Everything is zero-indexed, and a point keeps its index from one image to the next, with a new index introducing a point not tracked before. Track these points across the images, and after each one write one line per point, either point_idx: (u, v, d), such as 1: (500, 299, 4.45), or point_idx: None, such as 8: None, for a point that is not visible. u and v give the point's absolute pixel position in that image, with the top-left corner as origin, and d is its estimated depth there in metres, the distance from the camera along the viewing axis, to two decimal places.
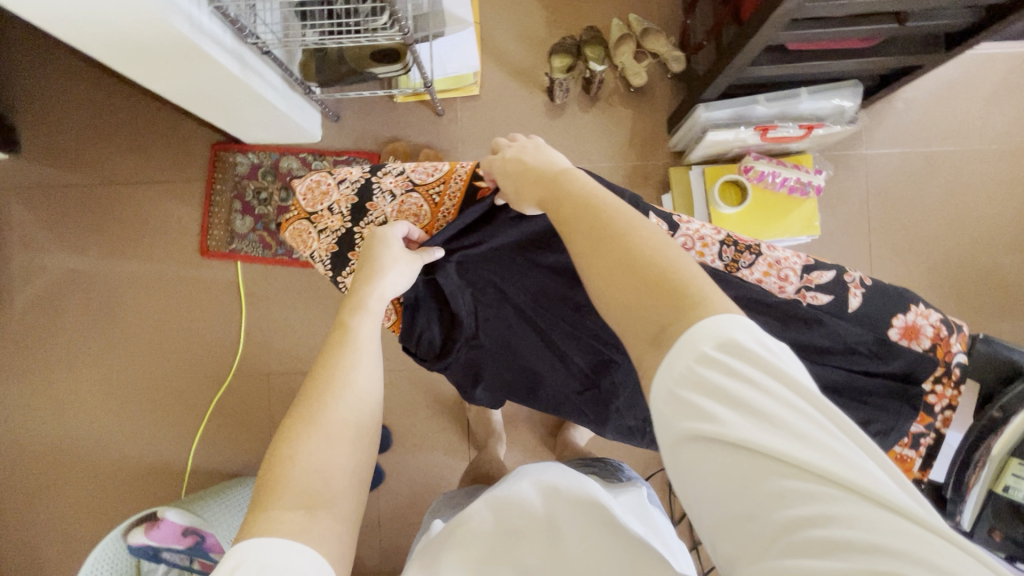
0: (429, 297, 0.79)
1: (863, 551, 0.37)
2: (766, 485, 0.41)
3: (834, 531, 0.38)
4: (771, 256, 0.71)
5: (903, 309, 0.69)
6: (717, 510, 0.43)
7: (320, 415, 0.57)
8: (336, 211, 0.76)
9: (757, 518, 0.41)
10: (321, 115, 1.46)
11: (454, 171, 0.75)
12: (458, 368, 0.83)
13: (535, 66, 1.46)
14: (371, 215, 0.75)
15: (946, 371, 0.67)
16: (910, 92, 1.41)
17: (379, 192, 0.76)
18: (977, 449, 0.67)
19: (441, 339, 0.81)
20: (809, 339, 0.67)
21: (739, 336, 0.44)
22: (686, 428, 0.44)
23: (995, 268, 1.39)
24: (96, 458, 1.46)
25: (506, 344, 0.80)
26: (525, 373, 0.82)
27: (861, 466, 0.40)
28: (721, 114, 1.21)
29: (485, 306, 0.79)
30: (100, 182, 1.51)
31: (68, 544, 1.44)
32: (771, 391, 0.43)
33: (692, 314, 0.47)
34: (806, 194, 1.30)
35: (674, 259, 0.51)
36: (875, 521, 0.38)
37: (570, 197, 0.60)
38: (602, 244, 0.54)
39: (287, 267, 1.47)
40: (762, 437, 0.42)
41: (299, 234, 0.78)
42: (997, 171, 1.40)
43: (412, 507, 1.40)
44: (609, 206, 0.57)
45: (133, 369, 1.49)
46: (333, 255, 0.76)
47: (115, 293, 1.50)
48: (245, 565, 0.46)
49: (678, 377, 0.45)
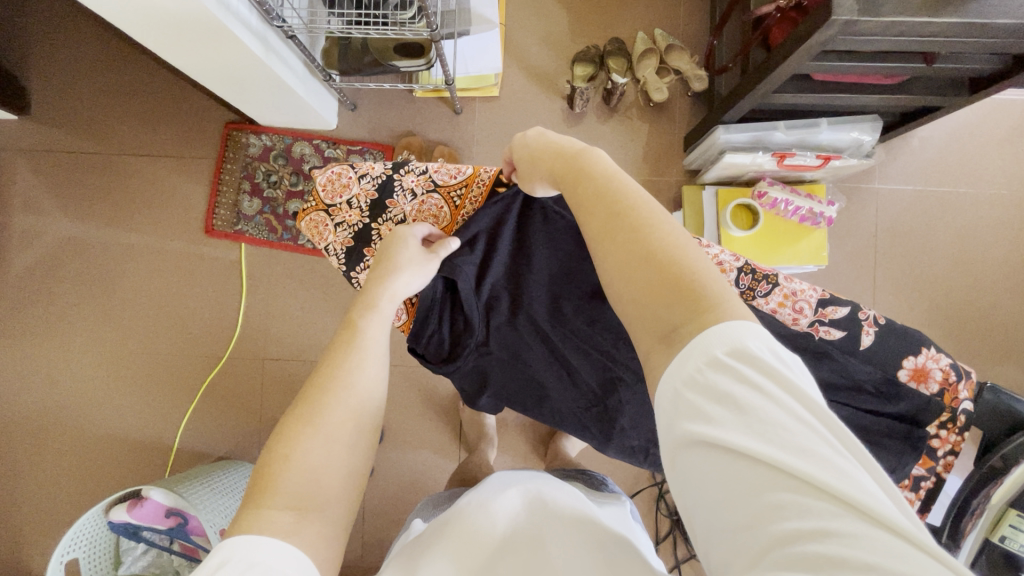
0: (441, 300, 0.78)
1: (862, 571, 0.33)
2: (763, 494, 0.39)
3: (833, 548, 0.35)
4: (788, 287, 0.71)
5: (914, 351, 0.69)
6: (711, 517, 0.41)
7: (320, 414, 0.56)
8: (354, 205, 0.76)
9: (752, 529, 0.38)
10: (338, 103, 1.45)
11: (477, 176, 0.76)
12: (465, 374, 0.83)
13: (557, 72, 1.46)
14: (390, 213, 0.76)
15: (952, 417, 0.67)
16: (926, 131, 1.42)
17: (400, 190, 0.76)
18: (977, 496, 0.67)
19: (450, 343, 0.80)
20: (819, 375, 0.67)
21: (750, 343, 0.43)
22: (686, 429, 0.43)
23: (997, 312, 1.40)
24: (82, 429, 1.44)
25: (514, 354, 0.80)
26: (532, 384, 0.81)
27: (870, 487, 0.37)
28: (739, 137, 1.20)
29: (497, 315, 0.78)
30: (110, 151, 1.50)
31: (46, 514, 1.42)
32: (778, 399, 0.41)
33: (705, 317, 0.46)
34: (817, 224, 1.30)
35: (691, 260, 0.52)
36: (880, 544, 0.34)
37: (587, 185, 0.60)
38: (620, 240, 0.54)
39: (291, 253, 1.46)
40: (763, 444, 0.40)
41: (315, 225, 0.77)
42: (1006, 216, 1.41)
43: (398, 504, 1.39)
44: (631, 204, 0.57)
45: (127, 343, 1.47)
46: (348, 249, 0.77)
47: (115, 264, 1.48)
48: (231, 563, 0.44)
49: (685, 380, 0.44)
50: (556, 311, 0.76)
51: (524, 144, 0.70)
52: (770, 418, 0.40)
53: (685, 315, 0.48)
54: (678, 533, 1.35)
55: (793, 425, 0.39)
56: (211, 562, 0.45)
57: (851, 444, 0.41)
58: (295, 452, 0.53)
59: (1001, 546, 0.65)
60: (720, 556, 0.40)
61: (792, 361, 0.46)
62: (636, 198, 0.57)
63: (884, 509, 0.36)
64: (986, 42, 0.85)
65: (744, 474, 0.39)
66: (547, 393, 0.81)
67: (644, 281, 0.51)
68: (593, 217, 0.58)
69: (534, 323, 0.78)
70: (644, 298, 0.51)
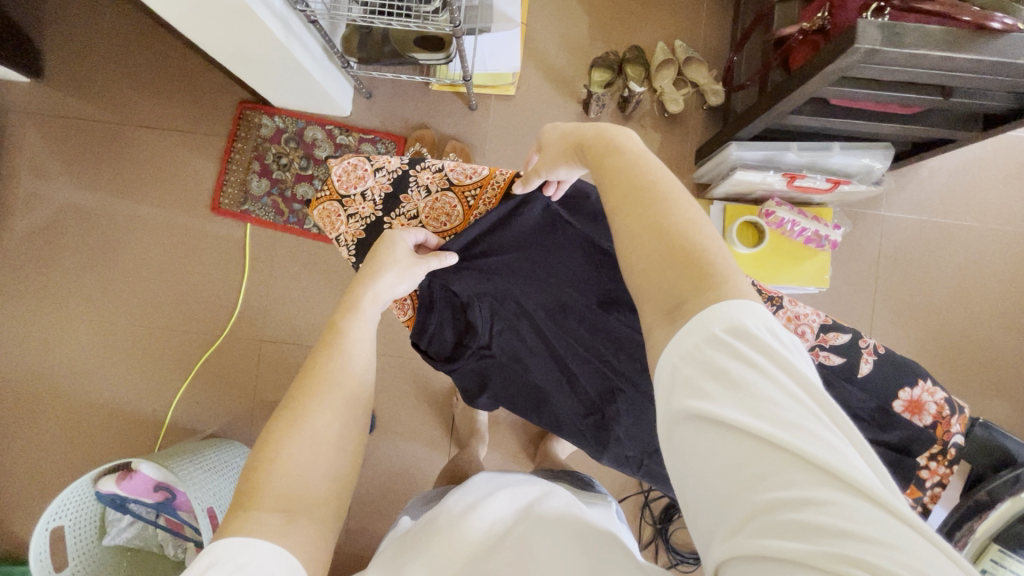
0: (444, 301, 0.79)
1: (838, 538, 0.35)
2: (752, 465, 0.39)
3: (811, 516, 0.36)
4: (792, 310, 0.72)
5: (910, 382, 0.69)
6: (700, 486, 0.42)
7: (307, 418, 0.57)
8: (368, 198, 0.76)
9: (736, 497, 0.39)
10: (353, 90, 1.45)
11: (492, 177, 0.76)
12: (465, 374, 0.84)
13: (575, 76, 1.46)
14: (403, 208, 0.77)
15: (942, 450, 0.68)
16: (936, 162, 1.43)
17: (414, 186, 0.77)
18: (960, 528, 0.68)
19: (453, 344, 0.82)
20: None
21: (749, 320, 0.44)
22: (681, 403, 0.43)
23: (991, 346, 1.41)
24: (74, 397, 1.44)
25: (516, 356, 0.80)
26: (531, 389, 0.82)
27: (855, 462, 0.38)
28: (752, 155, 1.21)
29: (500, 319, 0.79)
30: (121, 121, 1.49)
31: (33, 478, 1.42)
32: (773, 375, 0.41)
33: (709, 294, 0.47)
34: (822, 247, 1.31)
35: (708, 242, 0.52)
36: (860, 515, 0.35)
37: (615, 159, 0.59)
38: (640, 212, 0.54)
39: (295, 237, 1.46)
40: (756, 417, 0.40)
41: (328, 214, 0.77)
42: (1008, 252, 1.42)
43: (384, 494, 1.40)
44: (649, 189, 0.55)
45: (125, 314, 1.47)
46: (358, 242, 0.77)
47: (118, 235, 1.48)
48: (219, 565, 0.45)
49: (684, 355, 0.45)
50: (559, 314, 0.77)
51: (551, 137, 0.69)
52: (763, 394, 0.41)
53: (699, 292, 0.47)
54: (660, 543, 1.36)
55: (784, 400, 0.40)
56: (201, 562, 0.45)
57: (843, 421, 0.41)
58: (283, 455, 0.54)
59: None
60: (706, 525, 0.41)
61: (792, 340, 0.46)
62: (657, 184, 0.56)
63: (866, 482, 0.36)
64: (1004, 80, 0.85)
65: (733, 447, 0.40)
66: (546, 397, 0.81)
67: (662, 267, 0.51)
68: (613, 197, 0.57)
69: (537, 326, 0.78)
70: (656, 275, 0.51)
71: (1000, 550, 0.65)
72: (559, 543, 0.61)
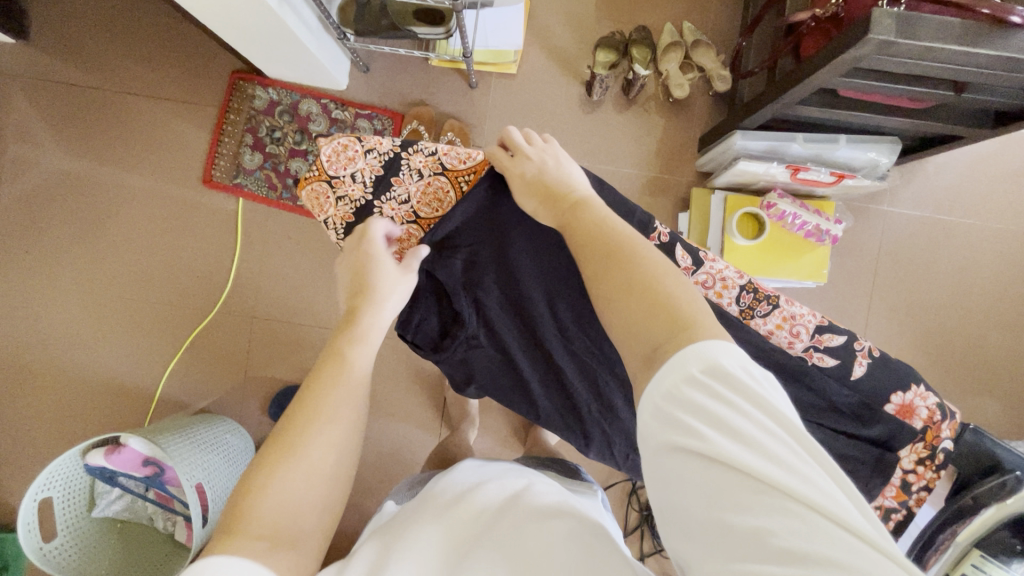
0: (431, 290, 0.76)
1: (816, 564, 0.36)
2: (733, 497, 0.40)
3: (789, 542, 0.37)
4: (787, 310, 0.69)
5: (903, 386, 0.68)
6: (685, 517, 0.43)
7: (302, 442, 0.56)
8: (358, 180, 0.74)
9: (718, 526, 0.40)
10: (350, 64, 1.41)
11: (487, 163, 0.74)
12: (452, 364, 0.82)
13: (578, 56, 1.42)
14: (394, 191, 0.74)
15: (931, 454, 0.68)
16: (942, 158, 1.41)
17: (407, 169, 0.74)
18: (943, 530, 0.69)
19: (438, 334, 0.79)
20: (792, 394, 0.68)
21: (725, 360, 0.45)
22: (664, 438, 0.44)
23: (985, 347, 1.41)
24: (63, 369, 1.44)
25: (504, 348, 0.79)
26: (519, 382, 0.81)
27: (831, 490, 0.39)
28: (756, 144, 1.18)
29: (489, 309, 0.77)
30: (110, 87, 1.45)
31: (22, 448, 1.42)
32: (748, 411, 0.42)
33: (682, 338, 0.48)
34: (821, 241, 1.29)
35: (678, 292, 0.53)
36: (837, 541, 0.37)
37: (582, 224, 0.62)
38: (613, 274, 0.56)
39: (288, 213, 1.43)
40: (734, 452, 0.41)
41: (316, 195, 0.75)
42: (1008, 252, 1.41)
43: (374, 474, 1.41)
44: (624, 240, 0.58)
45: (115, 287, 1.45)
46: (347, 225, 0.75)
47: (107, 205, 1.45)
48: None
49: (663, 392, 0.46)
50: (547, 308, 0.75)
51: (524, 168, 0.68)
52: (742, 428, 0.42)
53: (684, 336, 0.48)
54: (645, 530, 1.37)
55: (759, 434, 0.41)
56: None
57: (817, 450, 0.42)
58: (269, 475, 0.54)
59: None
60: (694, 550, 0.42)
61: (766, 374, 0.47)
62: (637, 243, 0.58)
63: (838, 510, 0.38)
64: (1020, 78, 0.83)
65: (718, 478, 0.41)
66: (534, 386, 0.80)
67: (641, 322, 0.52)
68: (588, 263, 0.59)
69: (525, 317, 0.76)
70: (634, 327, 0.52)
71: (982, 556, 0.65)
72: (548, 525, 0.62)
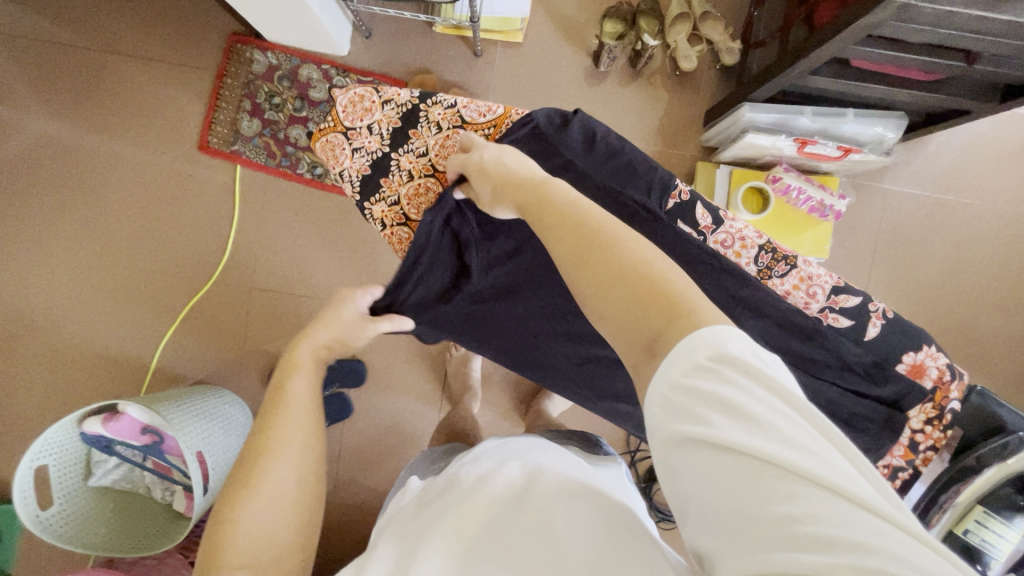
0: (442, 240, 0.75)
1: (850, 549, 0.34)
2: (761, 484, 0.38)
3: (821, 528, 0.35)
4: (805, 271, 0.71)
5: (915, 347, 0.70)
6: (709, 510, 0.40)
7: (260, 478, 0.60)
8: (375, 131, 0.74)
9: (746, 519, 0.38)
10: (352, 28, 1.37)
11: (507, 117, 0.72)
12: (454, 321, 0.79)
13: (585, 26, 1.40)
14: (412, 144, 0.73)
15: (939, 415, 0.69)
16: (944, 137, 1.42)
17: (425, 122, 0.73)
18: (945, 492, 0.70)
19: (447, 286, 0.78)
20: (803, 351, 0.68)
21: (731, 345, 0.42)
22: (678, 428, 0.42)
23: (978, 326, 1.43)
24: (55, 338, 1.40)
25: (515, 302, 0.79)
26: (529, 339, 0.80)
27: (851, 470, 0.37)
28: (765, 117, 1.17)
29: (497, 262, 0.77)
30: (101, 48, 1.40)
31: (13, 418, 1.39)
32: (761, 393, 0.40)
33: (683, 322, 0.46)
34: (824, 217, 1.30)
35: (663, 271, 0.51)
36: (868, 525, 0.35)
37: (552, 204, 0.59)
38: (591, 258, 0.53)
39: (288, 181, 1.40)
40: (755, 441, 0.39)
41: (332, 147, 0.76)
42: (1004, 232, 1.43)
43: (375, 446, 1.40)
44: (601, 236, 0.54)
45: (108, 255, 1.41)
46: (364, 177, 0.75)
47: (99, 170, 1.41)
48: None
49: (674, 382, 0.43)
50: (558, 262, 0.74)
51: (483, 156, 0.66)
52: (756, 415, 0.40)
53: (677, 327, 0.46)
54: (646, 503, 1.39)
55: (777, 419, 0.39)
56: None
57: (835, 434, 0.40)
58: (242, 513, 0.57)
59: (962, 538, 0.65)
60: (714, 542, 0.40)
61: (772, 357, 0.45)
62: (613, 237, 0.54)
63: (863, 491, 0.36)
64: None
65: (733, 469, 0.39)
66: (550, 344, 0.80)
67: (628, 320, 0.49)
68: (563, 249, 0.55)
69: (535, 270, 0.78)
70: (622, 312, 0.50)
71: (984, 512, 0.64)
72: (561, 510, 0.61)
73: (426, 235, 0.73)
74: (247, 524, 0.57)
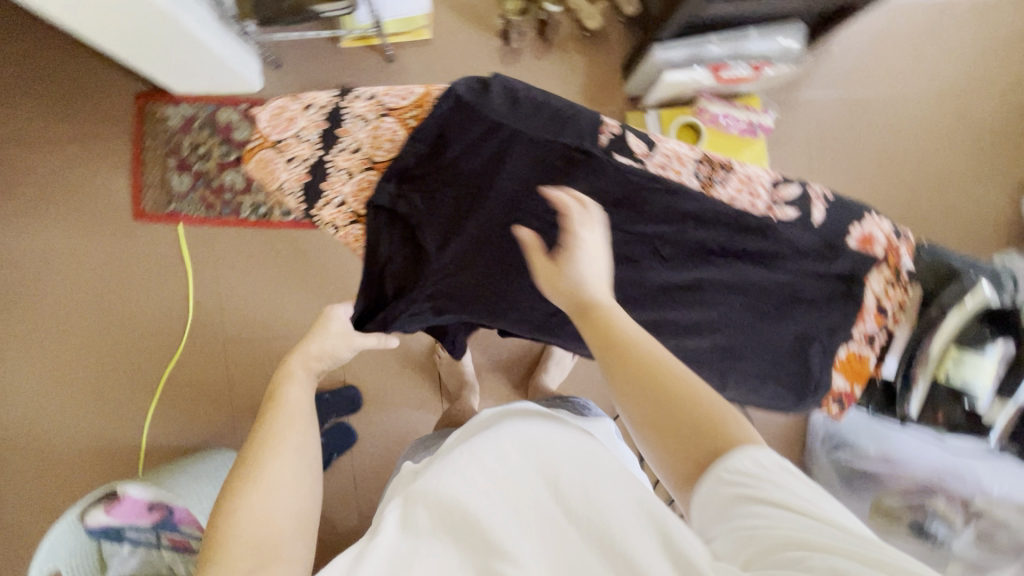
0: (389, 225, 0.76)
1: (780, 547, 0.41)
2: (736, 490, 0.46)
3: (764, 529, 0.43)
4: (743, 173, 0.74)
5: (859, 219, 0.74)
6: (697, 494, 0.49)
7: (260, 470, 0.59)
8: (303, 138, 0.72)
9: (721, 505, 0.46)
10: (260, 62, 1.36)
11: (428, 95, 0.72)
12: (423, 301, 0.79)
13: (488, 9, 1.42)
14: (343, 142, 0.72)
15: (896, 274, 0.74)
16: (844, 38, 1.50)
17: (351, 118, 0.72)
18: (920, 347, 0.72)
19: (407, 270, 0.78)
20: (755, 245, 0.73)
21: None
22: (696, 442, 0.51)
23: (921, 203, 1.51)
24: (32, 445, 1.34)
25: (472, 266, 0.78)
26: (497, 299, 0.79)
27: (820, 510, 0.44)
28: (677, 54, 1.22)
29: (451, 236, 0.76)
30: (8, 141, 1.35)
31: (7, 538, 1.33)
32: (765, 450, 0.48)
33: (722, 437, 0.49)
34: (756, 134, 1.35)
35: (722, 420, 0.51)
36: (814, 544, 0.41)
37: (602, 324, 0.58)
38: (646, 377, 0.53)
39: (234, 228, 1.38)
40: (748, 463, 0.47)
41: (266, 166, 0.74)
42: (920, 112, 1.52)
43: (388, 465, 1.39)
44: (655, 358, 0.55)
45: (67, 346, 1.36)
46: (304, 186, 0.74)
47: (36, 264, 1.36)
48: None
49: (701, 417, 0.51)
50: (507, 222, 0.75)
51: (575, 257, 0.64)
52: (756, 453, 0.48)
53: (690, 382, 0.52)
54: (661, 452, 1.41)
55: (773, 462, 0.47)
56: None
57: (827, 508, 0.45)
58: (244, 502, 0.55)
59: (947, 383, 0.71)
60: (699, 519, 0.48)
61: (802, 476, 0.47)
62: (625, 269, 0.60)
63: (819, 523, 0.42)
64: None
65: (723, 475, 0.47)
66: (524, 304, 0.80)
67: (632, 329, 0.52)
68: (609, 357, 0.56)
69: (490, 237, 0.76)
70: (677, 420, 0.51)
71: (958, 353, 0.69)
72: (562, 479, 0.52)
73: (376, 222, 0.76)
74: (248, 513, 0.55)
